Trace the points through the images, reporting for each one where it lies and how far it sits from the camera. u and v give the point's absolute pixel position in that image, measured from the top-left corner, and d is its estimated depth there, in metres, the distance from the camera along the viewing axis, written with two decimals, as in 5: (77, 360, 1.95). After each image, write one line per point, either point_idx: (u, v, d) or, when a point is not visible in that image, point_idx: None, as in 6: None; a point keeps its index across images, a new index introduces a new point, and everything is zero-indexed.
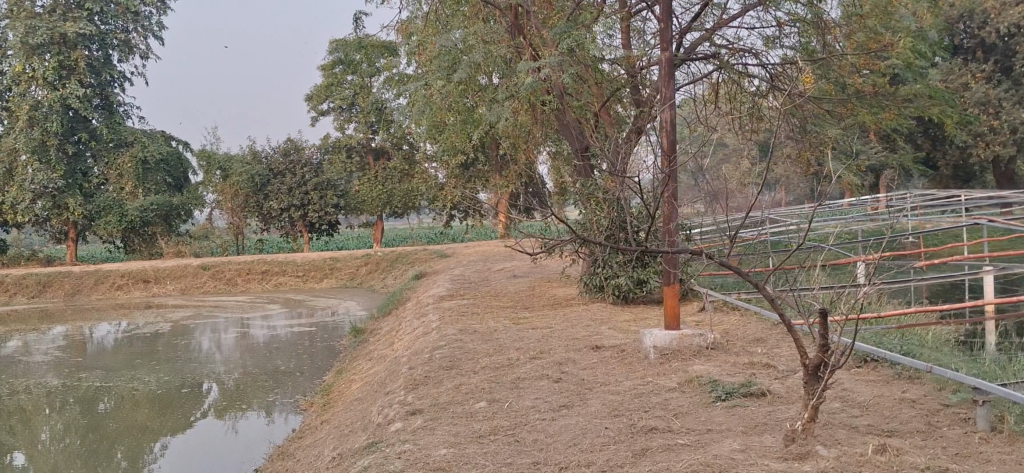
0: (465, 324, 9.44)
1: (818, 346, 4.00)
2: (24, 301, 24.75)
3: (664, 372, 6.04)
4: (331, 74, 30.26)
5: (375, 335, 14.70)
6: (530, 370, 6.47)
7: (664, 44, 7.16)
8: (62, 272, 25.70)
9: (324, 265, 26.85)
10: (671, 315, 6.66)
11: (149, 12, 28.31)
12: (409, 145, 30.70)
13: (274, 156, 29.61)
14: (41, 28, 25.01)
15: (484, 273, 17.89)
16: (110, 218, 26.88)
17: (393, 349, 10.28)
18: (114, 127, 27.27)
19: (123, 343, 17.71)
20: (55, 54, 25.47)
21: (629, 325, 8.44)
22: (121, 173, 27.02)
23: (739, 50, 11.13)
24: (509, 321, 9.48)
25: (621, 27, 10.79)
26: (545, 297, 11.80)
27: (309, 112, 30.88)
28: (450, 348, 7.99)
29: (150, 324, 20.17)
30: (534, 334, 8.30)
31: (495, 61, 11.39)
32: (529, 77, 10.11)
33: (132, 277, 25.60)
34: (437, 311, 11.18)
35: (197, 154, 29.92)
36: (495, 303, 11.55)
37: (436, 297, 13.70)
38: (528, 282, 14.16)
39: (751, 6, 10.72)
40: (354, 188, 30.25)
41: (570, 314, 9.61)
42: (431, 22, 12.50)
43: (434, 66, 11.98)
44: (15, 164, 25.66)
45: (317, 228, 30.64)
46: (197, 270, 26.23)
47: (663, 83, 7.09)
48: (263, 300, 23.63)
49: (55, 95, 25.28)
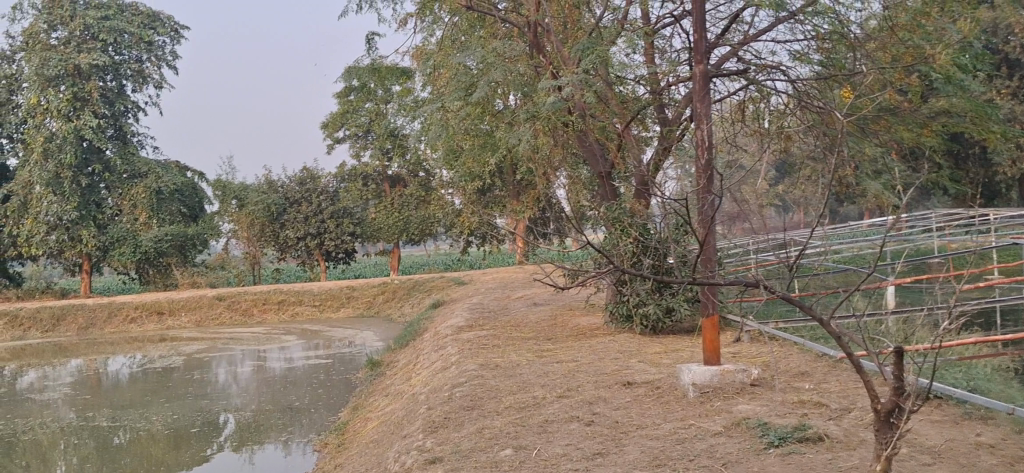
0: (485, 358, 8.96)
1: (892, 388, 3.44)
2: (38, 335, 24.44)
3: (706, 413, 5.54)
4: (346, 102, 29.91)
5: (392, 368, 14.22)
6: (559, 411, 5.99)
7: (699, 57, 6.73)
8: (77, 305, 25.41)
9: (340, 294, 26.44)
10: (711, 349, 6.13)
11: (163, 42, 28.11)
12: (425, 171, 30.44)
13: (290, 185, 29.45)
14: (55, 59, 24.99)
15: (503, 301, 17.42)
16: (125, 249, 26.54)
17: (410, 386, 9.81)
18: (127, 157, 27.04)
19: (137, 378, 17.27)
20: (69, 86, 25.44)
21: (661, 358, 7.95)
22: (136, 203, 26.73)
23: (769, 65, 10.65)
24: (531, 354, 8.99)
25: (645, 45, 10.32)
26: (567, 327, 11.31)
27: (325, 140, 30.70)
28: (470, 385, 7.50)
29: (164, 358, 19.74)
30: (559, 369, 7.81)
31: (519, 81, 11.05)
32: (551, 96, 9.75)
33: (145, 309, 25.26)
34: (455, 343, 10.69)
35: (212, 184, 29.69)
36: (516, 334, 11.04)
37: (454, 328, 13.21)
38: (549, 311, 13.69)
39: (780, 19, 10.23)
40: (370, 216, 29.95)
41: (596, 346, 9.13)
42: (448, 43, 12.18)
43: (452, 87, 11.54)
44: (30, 196, 25.47)
45: (333, 256, 30.21)
46: (213, 301, 25.88)
47: (699, 99, 6.62)
48: (279, 331, 23.20)
49: (69, 126, 25.17)
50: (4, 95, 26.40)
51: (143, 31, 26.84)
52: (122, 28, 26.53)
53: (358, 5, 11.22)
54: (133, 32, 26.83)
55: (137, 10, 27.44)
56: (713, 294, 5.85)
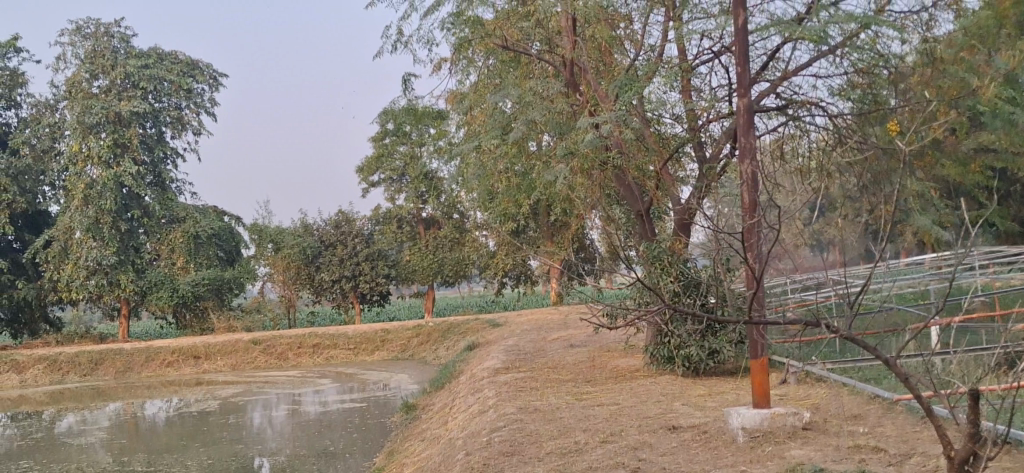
0: (525, 401, 8.77)
1: (968, 434, 3.24)
2: (77, 379, 24.56)
3: (759, 458, 5.33)
4: (381, 145, 30.13)
5: (428, 412, 14.03)
6: (604, 457, 5.79)
7: (742, 90, 6.58)
8: (115, 349, 25.54)
9: (375, 337, 26.33)
10: (760, 392, 5.90)
11: (202, 89, 28.52)
12: (459, 213, 30.41)
13: (325, 229, 29.57)
14: (98, 107, 25.60)
15: (539, 343, 17.23)
16: (163, 293, 26.69)
17: (447, 430, 9.62)
18: (166, 203, 27.41)
19: (173, 422, 17.20)
20: (110, 132, 25.92)
21: (706, 401, 7.73)
22: (173, 248, 27.13)
23: (810, 101, 10.47)
24: (571, 397, 8.79)
25: (683, 83, 10.22)
26: (607, 369, 11.08)
27: (360, 184, 30.88)
28: (509, 429, 7.32)
29: (200, 402, 19.69)
30: (601, 413, 7.61)
31: (556, 121, 11.03)
32: (589, 134, 9.78)
33: (182, 353, 25.37)
34: (492, 386, 10.51)
35: (249, 228, 29.86)
36: (554, 376, 10.83)
37: (490, 370, 13.01)
38: (587, 353, 13.45)
39: (822, 53, 10.08)
40: (404, 258, 30.09)
41: (637, 388, 8.90)
42: (484, 84, 12.17)
43: (489, 127, 11.56)
44: (70, 241, 25.76)
45: (368, 298, 30.12)
46: (248, 346, 25.90)
47: (744, 133, 6.47)
48: (314, 375, 23.10)
49: (109, 173, 25.61)
50: (47, 143, 26.87)
51: (182, 79, 27.27)
52: (162, 76, 27.01)
53: (392, 47, 11.26)
54: (172, 79, 27.28)
55: (176, 58, 27.88)
56: (762, 335, 5.62)
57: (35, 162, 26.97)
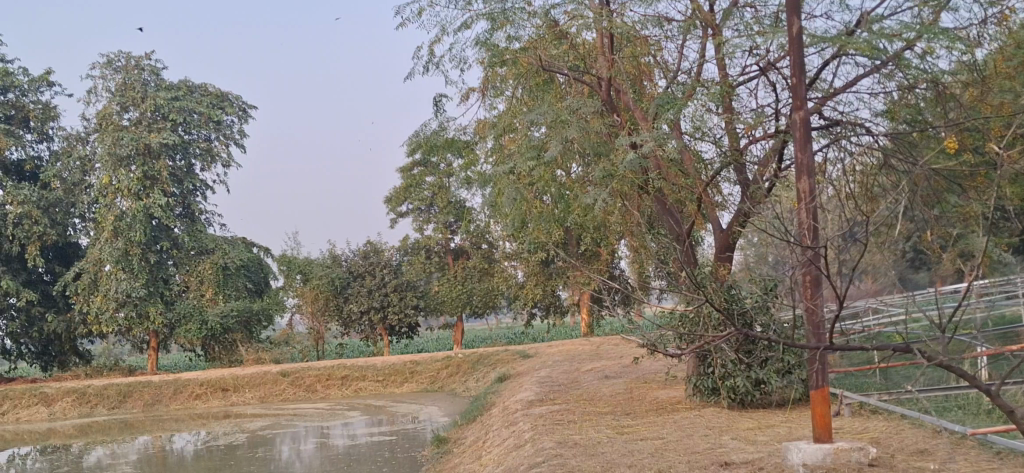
0: (563, 435, 8.43)
1: None
2: (105, 412, 24.39)
3: None
4: (410, 176, 30.05)
5: (460, 445, 13.69)
6: None
7: (798, 102, 6.51)
8: (143, 381, 25.39)
9: (404, 369, 25.99)
10: (822, 425, 5.74)
11: (231, 120, 28.58)
12: (488, 244, 30.28)
13: (354, 260, 29.67)
14: (128, 138, 25.73)
15: (574, 374, 16.84)
16: (192, 325, 26.55)
17: (481, 464, 9.29)
18: (195, 235, 27.40)
19: (202, 456, 16.92)
20: (139, 165, 26.00)
21: (756, 435, 7.40)
22: (202, 280, 26.96)
23: (856, 120, 10.12)
24: (612, 431, 8.41)
25: (726, 102, 9.93)
26: (646, 401, 10.72)
27: (389, 214, 30.75)
28: (549, 465, 7.00)
29: (228, 435, 19.41)
30: (646, 447, 7.28)
31: (592, 142, 10.81)
32: (628, 154, 9.60)
33: (211, 385, 25.18)
34: (528, 419, 10.19)
35: (277, 259, 29.72)
36: (592, 408, 10.47)
37: (525, 402, 12.66)
38: (624, 384, 13.09)
39: (869, 69, 9.77)
40: (434, 289, 29.79)
41: (681, 421, 8.56)
42: (516, 110, 11.95)
43: (522, 150, 11.29)
44: (100, 273, 25.73)
45: (397, 330, 29.68)
46: (277, 378, 25.68)
47: (799, 148, 6.40)
48: (342, 407, 22.82)
49: (139, 204, 25.65)
50: (78, 175, 27.01)
51: (211, 110, 27.37)
52: (191, 108, 27.11)
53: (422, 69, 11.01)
54: (201, 111, 27.38)
55: (206, 91, 28.00)
56: (824, 363, 5.43)
57: (66, 194, 27.04)
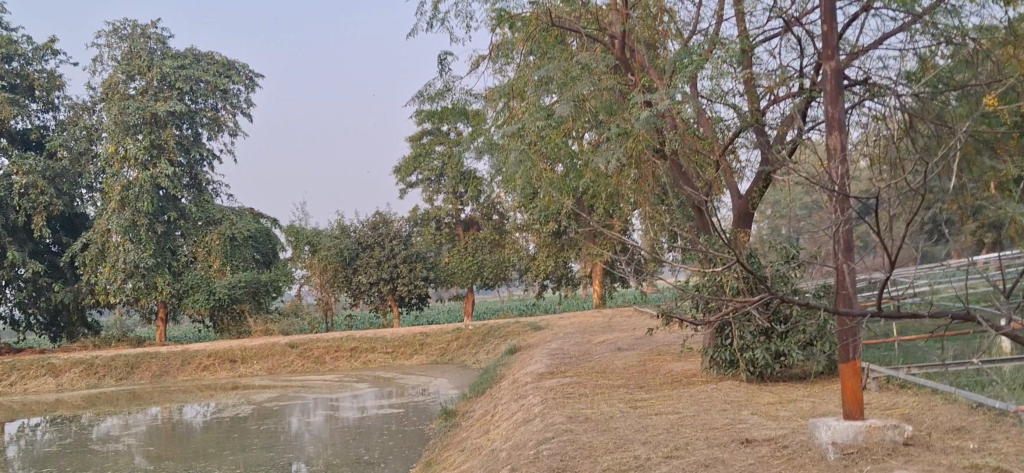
0: (573, 409, 8.06)
1: None
2: (113, 383, 24.23)
3: None
4: (418, 145, 29.73)
5: (468, 419, 13.38)
6: None
7: (828, 53, 6.21)
8: (151, 353, 25.21)
9: (414, 341, 25.71)
10: (853, 402, 5.41)
11: (238, 89, 28.21)
12: (498, 215, 30.25)
13: (363, 230, 28.89)
14: (134, 107, 25.35)
15: (585, 346, 16.47)
16: (199, 296, 26.20)
17: (488, 439, 8.94)
18: (204, 206, 27.11)
19: (210, 428, 16.67)
20: (146, 134, 25.61)
21: (776, 410, 7.03)
22: (210, 250, 26.70)
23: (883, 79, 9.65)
24: (624, 405, 8.04)
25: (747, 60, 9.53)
26: (660, 374, 10.35)
27: (398, 184, 30.36)
28: (559, 441, 6.64)
29: (235, 407, 19.16)
30: (661, 422, 6.91)
31: (604, 100, 10.54)
32: (644, 111, 9.30)
33: (218, 357, 24.99)
34: (537, 392, 9.83)
35: (286, 230, 29.40)
36: (604, 381, 10.11)
37: (535, 375, 12.31)
38: (637, 357, 12.74)
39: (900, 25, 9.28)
40: (443, 261, 29.44)
41: (697, 395, 8.20)
42: (526, 74, 11.49)
43: (532, 111, 10.85)
44: (107, 244, 25.43)
45: (406, 301, 29.21)
46: (285, 349, 25.45)
47: (829, 101, 6.08)
48: (351, 379, 22.51)
49: (146, 175, 25.26)
50: (84, 145, 26.89)
51: (218, 79, 26.97)
52: (198, 77, 26.69)
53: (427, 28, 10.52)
54: (208, 80, 26.97)
55: (212, 59, 27.57)
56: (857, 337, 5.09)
57: (72, 164, 26.82)
